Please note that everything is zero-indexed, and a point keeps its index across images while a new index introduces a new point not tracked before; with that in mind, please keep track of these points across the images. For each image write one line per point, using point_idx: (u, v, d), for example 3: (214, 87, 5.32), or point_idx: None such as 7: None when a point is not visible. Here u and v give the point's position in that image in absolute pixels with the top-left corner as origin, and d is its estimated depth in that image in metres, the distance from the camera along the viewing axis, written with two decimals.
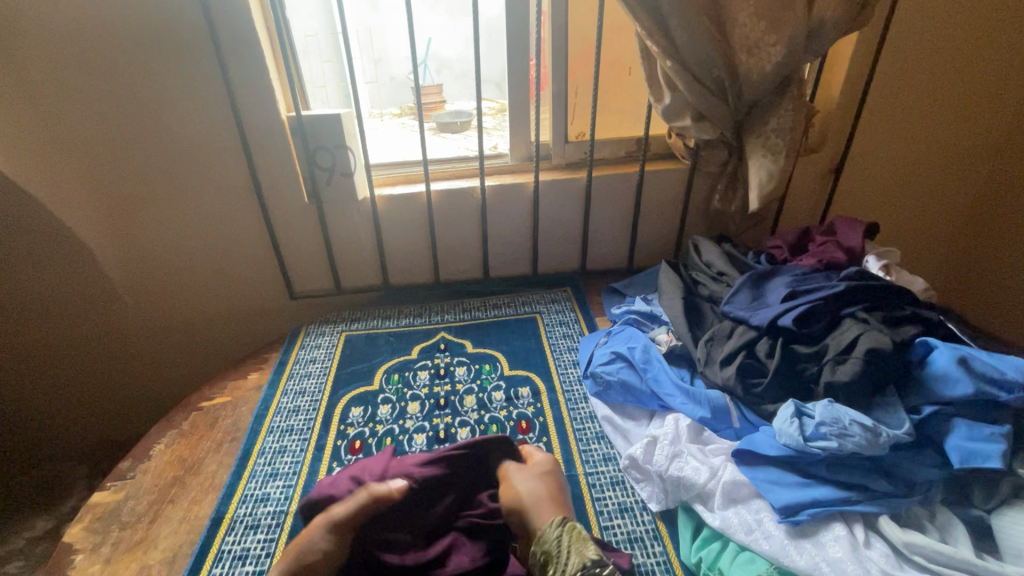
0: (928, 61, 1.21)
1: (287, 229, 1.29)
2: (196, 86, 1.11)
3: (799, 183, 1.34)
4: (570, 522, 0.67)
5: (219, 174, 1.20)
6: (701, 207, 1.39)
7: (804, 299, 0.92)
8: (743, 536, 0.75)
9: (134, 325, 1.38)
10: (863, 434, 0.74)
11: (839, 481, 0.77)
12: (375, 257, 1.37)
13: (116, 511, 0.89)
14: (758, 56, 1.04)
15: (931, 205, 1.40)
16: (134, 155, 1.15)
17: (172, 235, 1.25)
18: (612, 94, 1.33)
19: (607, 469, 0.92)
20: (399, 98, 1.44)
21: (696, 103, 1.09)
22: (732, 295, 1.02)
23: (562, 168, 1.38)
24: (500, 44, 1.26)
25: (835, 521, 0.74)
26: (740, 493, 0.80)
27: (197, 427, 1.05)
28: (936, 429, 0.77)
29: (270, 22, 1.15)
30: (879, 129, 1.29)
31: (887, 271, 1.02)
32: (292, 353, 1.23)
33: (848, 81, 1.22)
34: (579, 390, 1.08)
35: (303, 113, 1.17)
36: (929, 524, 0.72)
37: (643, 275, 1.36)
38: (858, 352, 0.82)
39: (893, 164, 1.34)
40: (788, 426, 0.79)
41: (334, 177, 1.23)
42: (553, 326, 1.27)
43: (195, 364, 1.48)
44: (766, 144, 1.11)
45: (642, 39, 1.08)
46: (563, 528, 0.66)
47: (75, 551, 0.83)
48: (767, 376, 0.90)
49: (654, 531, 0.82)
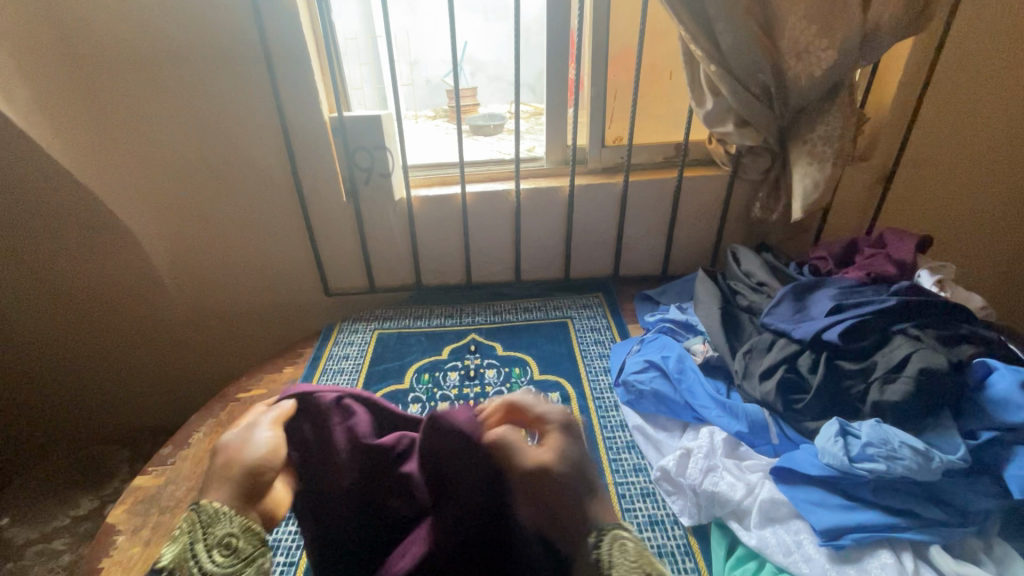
0: (989, 69, 1.15)
1: (326, 226, 1.32)
2: (243, 87, 1.15)
3: (845, 192, 1.29)
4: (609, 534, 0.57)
5: (262, 172, 1.24)
6: (740, 215, 1.36)
7: (851, 313, 0.88)
8: (781, 557, 0.72)
9: (177, 317, 1.44)
10: (914, 458, 0.70)
11: (886, 506, 0.73)
12: (409, 259, 1.39)
13: (156, 495, 0.92)
14: (807, 61, 1.00)
15: (987, 219, 1.33)
16: (184, 152, 1.20)
17: (216, 232, 1.30)
18: (651, 98, 1.32)
19: (638, 480, 0.90)
20: (435, 101, 1.49)
21: (740, 109, 1.07)
22: (773, 306, 0.99)
23: (598, 173, 1.36)
24: (537, 46, 1.26)
25: (882, 547, 0.70)
26: (779, 512, 0.77)
27: (234, 417, 1.08)
28: (994, 457, 0.73)
29: (317, 24, 1.18)
30: (935, 137, 1.23)
31: (941, 287, 0.97)
32: (326, 349, 1.25)
33: (903, 86, 1.16)
34: (609, 398, 1.06)
35: (344, 115, 1.18)
36: (986, 557, 0.69)
37: (678, 283, 1.33)
38: (910, 371, 0.78)
39: (946, 175, 1.27)
40: (831, 446, 0.75)
41: (372, 177, 1.24)
42: (584, 331, 1.25)
43: (234, 355, 1.52)
44: (812, 152, 1.07)
45: (687, 43, 1.06)
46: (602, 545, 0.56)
47: (117, 532, 0.86)
48: (810, 392, 0.87)
49: (685, 547, 0.79)
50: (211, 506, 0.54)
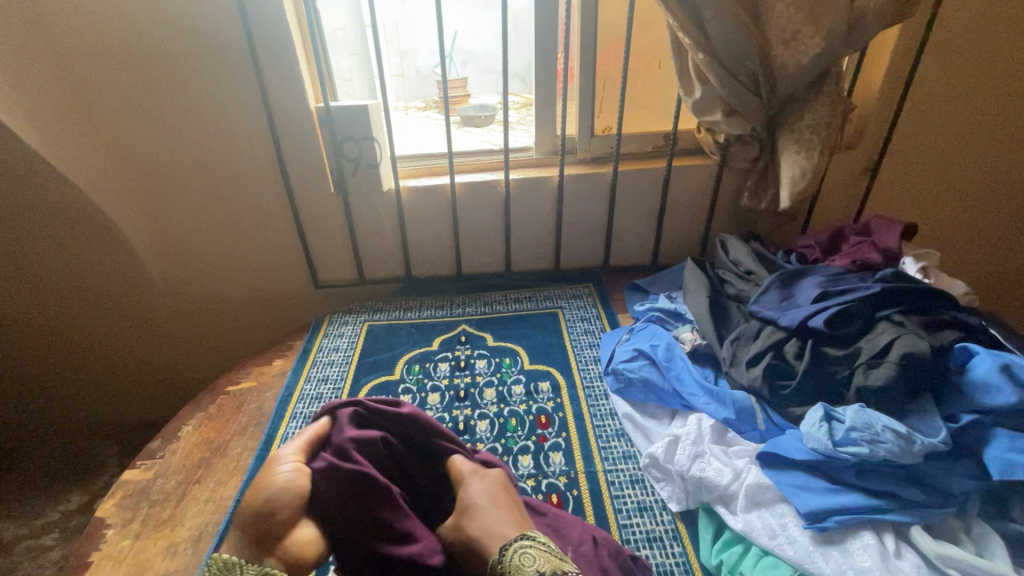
0: (975, 57, 1.16)
1: (315, 218, 1.31)
2: (227, 77, 1.13)
3: (833, 181, 1.30)
4: (514, 544, 0.62)
5: (248, 163, 1.22)
6: (729, 205, 1.36)
7: (837, 300, 0.89)
8: (767, 540, 0.73)
9: (165, 310, 1.42)
10: (896, 441, 0.71)
11: (869, 489, 0.75)
12: (398, 250, 1.38)
13: (146, 489, 0.92)
14: (794, 49, 1.00)
15: (972, 206, 1.35)
16: (168, 142, 1.18)
17: (203, 224, 1.29)
18: (640, 87, 1.31)
19: (626, 467, 0.90)
20: (424, 92, 1.46)
21: (727, 98, 1.07)
22: (760, 294, 0.99)
23: (587, 163, 1.36)
24: (526, 35, 1.25)
25: (865, 529, 0.72)
26: (764, 496, 0.78)
27: (224, 410, 1.07)
28: (975, 439, 0.74)
29: (302, 12, 1.16)
30: (920, 126, 1.24)
31: (926, 273, 0.98)
32: (316, 341, 1.25)
33: (889, 75, 1.17)
34: (599, 387, 1.07)
35: (331, 105, 1.17)
36: (965, 537, 0.70)
37: (668, 272, 1.34)
38: (893, 356, 0.79)
39: (932, 163, 1.29)
40: (816, 431, 0.77)
41: (359, 168, 1.23)
42: (574, 321, 1.26)
43: (224, 349, 1.51)
44: (799, 140, 1.08)
45: (675, 31, 1.06)
46: (508, 555, 0.61)
47: (106, 525, 0.86)
48: (795, 378, 0.88)
49: (673, 532, 0.80)
50: (222, 558, 0.61)
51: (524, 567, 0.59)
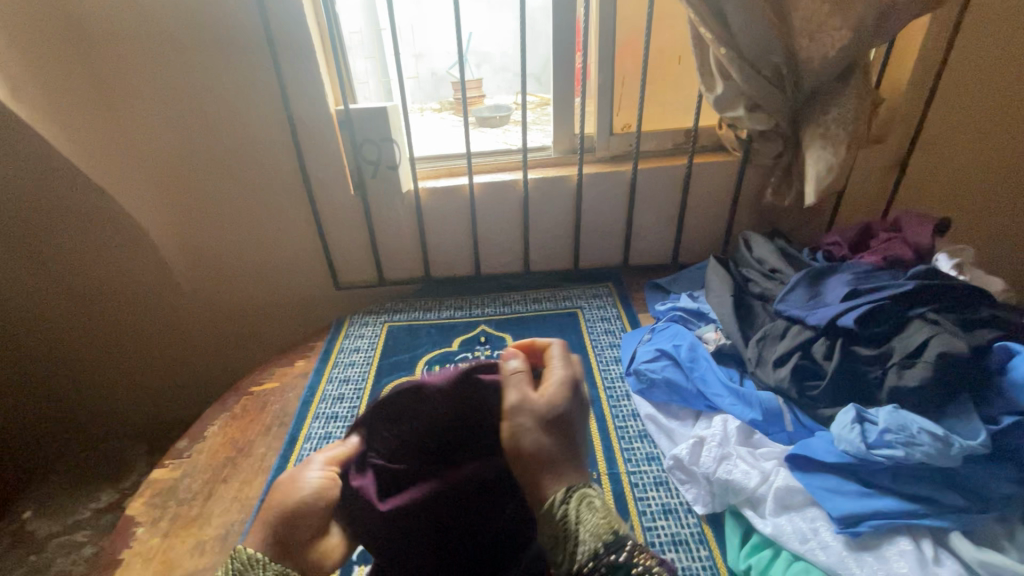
0: (1010, 46, 1.12)
1: (335, 221, 1.32)
2: (249, 81, 1.14)
3: (860, 176, 1.27)
4: (575, 492, 0.58)
5: (269, 166, 1.24)
6: (751, 202, 1.34)
7: (868, 298, 0.87)
8: (797, 544, 0.71)
9: (189, 312, 1.45)
10: (933, 444, 0.69)
11: (904, 493, 0.72)
12: (417, 251, 1.39)
13: (174, 488, 0.93)
14: (820, 42, 0.98)
15: (1008, 200, 1.30)
16: (192, 147, 1.20)
17: (226, 227, 1.30)
18: (659, 84, 1.29)
19: (650, 469, 0.89)
20: (440, 94, 1.47)
21: (751, 93, 1.05)
22: (786, 293, 0.97)
23: (606, 161, 1.35)
24: (543, 34, 1.25)
25: (900, 535, 0.70)
26: (794, 500, 0.76)
27: (248, 411, 1.09)
28: (1017, 441, 0.71)
29: (321, 17, 1.17)
30: (952, 118, 1.20)
31: (960, 270, 0.95)
32: (337, 342, 1.26)
33: (918, 66, 1.14)
34: (620, 387, 1.05)
35: (350, 107, 1.18)
36: (1008, 543, 0.67)
37: (689, 271, 1.32)
38: (928, 356, 0.77)
39: (964, 156, 1.24)
40: (847, 432, 0.75)
41: (379, 170, 1.24)
42: (594, 321, 1.25)
43: (246, 349, 1.53)
44: (825, 135, 1.05)
45: (696, 25, 1.04)
46: (566, 502, 0.57)
47: (137, 523, 0.88)
48: (825, 379, 0.86)
49: (699, 535, 0.79)
50: (245, 554, 0.57)
51: (581, 520, 0.55)
